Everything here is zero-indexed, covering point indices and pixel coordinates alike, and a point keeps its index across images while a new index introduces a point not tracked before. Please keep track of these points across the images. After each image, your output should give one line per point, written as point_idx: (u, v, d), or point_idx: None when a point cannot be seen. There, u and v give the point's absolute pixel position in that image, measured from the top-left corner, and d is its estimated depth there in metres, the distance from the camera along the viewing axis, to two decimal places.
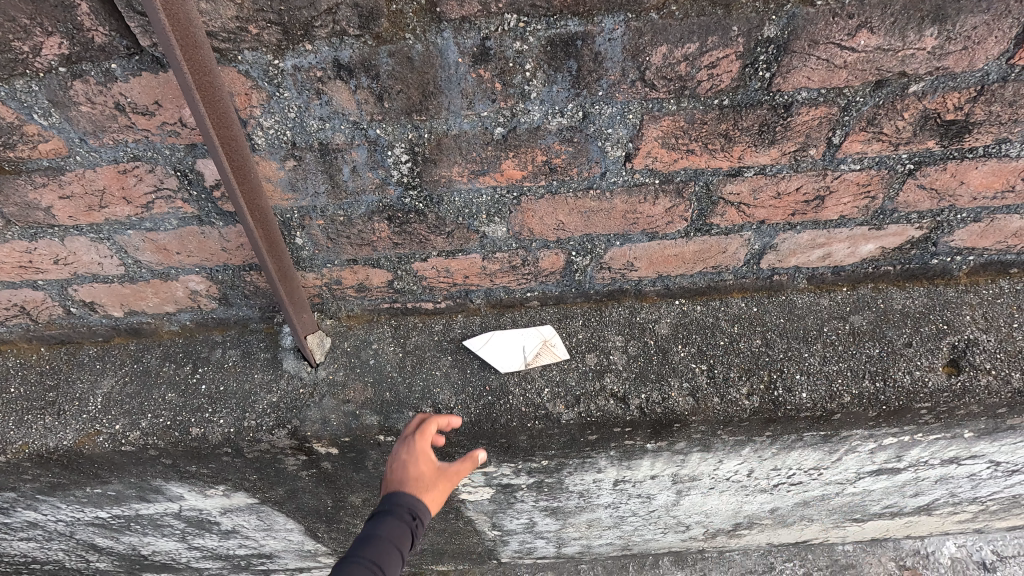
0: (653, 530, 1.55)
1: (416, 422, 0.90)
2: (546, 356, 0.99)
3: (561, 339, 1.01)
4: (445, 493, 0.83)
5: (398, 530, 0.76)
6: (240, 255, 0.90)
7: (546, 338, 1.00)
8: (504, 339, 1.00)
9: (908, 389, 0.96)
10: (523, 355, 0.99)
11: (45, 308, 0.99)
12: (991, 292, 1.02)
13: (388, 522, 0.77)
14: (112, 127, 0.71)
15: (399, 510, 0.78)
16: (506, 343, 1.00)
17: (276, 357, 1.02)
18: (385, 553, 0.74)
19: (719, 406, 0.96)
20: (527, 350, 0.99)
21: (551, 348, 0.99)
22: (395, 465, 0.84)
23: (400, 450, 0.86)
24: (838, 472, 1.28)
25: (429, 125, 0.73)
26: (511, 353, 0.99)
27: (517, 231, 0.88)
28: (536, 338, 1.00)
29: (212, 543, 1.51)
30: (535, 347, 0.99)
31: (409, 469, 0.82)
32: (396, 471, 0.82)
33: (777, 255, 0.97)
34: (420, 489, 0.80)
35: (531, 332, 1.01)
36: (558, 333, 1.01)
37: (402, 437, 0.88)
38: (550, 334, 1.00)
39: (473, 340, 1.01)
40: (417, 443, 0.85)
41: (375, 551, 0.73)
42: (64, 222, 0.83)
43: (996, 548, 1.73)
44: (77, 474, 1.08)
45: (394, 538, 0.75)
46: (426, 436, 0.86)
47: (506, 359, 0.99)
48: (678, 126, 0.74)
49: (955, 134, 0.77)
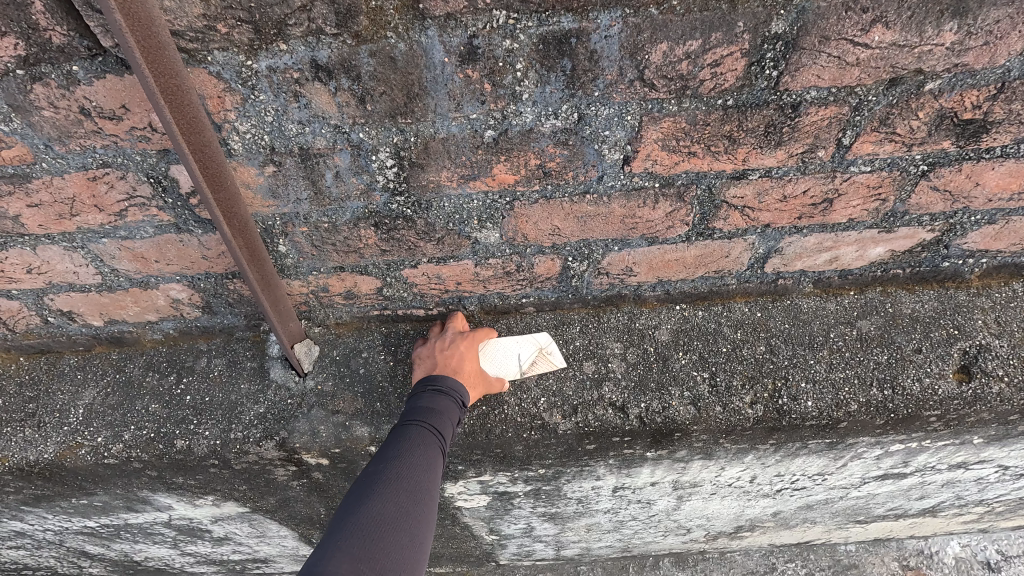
0: (654, 533, 1.52)
1: (464, 323, 0.97)
2: (543, 365, 0.96)
3: (557, 346, 0.97)
4: (482, 390, 0.92)
5: (450, 408, 0.87)
6: (221, 263, 0.86)
7: (541, 347, 0.96)
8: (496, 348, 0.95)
9: (917, 397, 0.93)
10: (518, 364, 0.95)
11: (21, 317, 0.95)
12: (1004, 296, 0.99)
13: (443, 399, 0.86)
14: (78, 132, 0.67)
15: (452, 392, 0.87)
16: (500, 353, 0.95)
17: (263, 367, 0.99)
18: (440, 424, 0.84)
19: (721, 415, 0.92)
20: (523, 358, 0.96)
21: (547, 356, 0.96)
22: (446, 352, 0.91)
23: (448, 341, 0.93)
24: (843, 477, 1.25)
25: (415, 128, 0.68)
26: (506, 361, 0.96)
27: (510, 236, 0.84)
28: (530, 347, 0.96)
29: (205, 549, 1.49)
30: (530, 355, 0.96)
31: (461, 359, 0.90)
32: (447, 357, 0.91)
33: (783, 259, 0.93)
34: (466, 379, 0.89)
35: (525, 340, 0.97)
36: (555, 340, 0.98)
37: (450, 331, 0.95)
38: (545, 341, 0.97)
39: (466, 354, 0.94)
40: (469, 340, 0.93)
41: (433, 421, 0.84)
42: (35, 231, 0.79)
43: (1000, 547, 1.70)
44: (61, 487, 1.05)
45: (448, 414, 0.86)
46: (476, 338, 0.94)
47: (500, 369, 0.94)
48: (679, 127, 0.70)
49: (973, 133, 0.73)
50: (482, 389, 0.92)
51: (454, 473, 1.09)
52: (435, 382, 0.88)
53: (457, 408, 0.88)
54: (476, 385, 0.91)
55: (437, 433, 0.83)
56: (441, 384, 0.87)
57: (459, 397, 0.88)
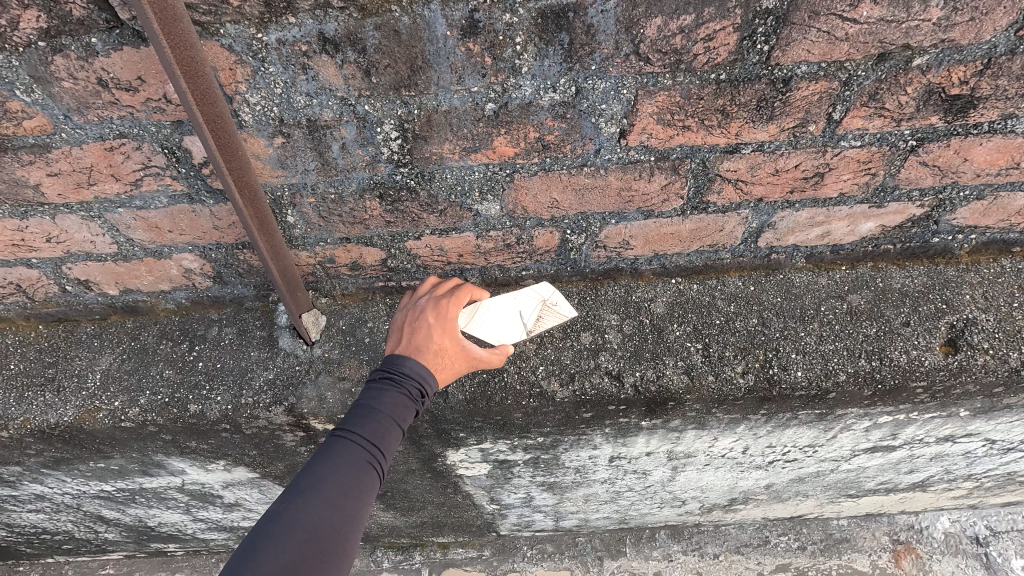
0: (649, 504, 1.57)
1: (444, 288, 0.91)
2: (547, 320, 0.96)
3: (559, 300, 0.98)
4: (459, 364, 0.86)
5: (401, 404, 0.80)
6: (231, 233, 0.89)
7: (544, 299, 0.97)
8: (496, 308, 0.94)
9: (904, 367, 0.96)
10: (525, 320, 0.94)
11: (40, 286, 0.99)
12: (992, 271, 1.01)
13: (391, 394, 0.80)
14: (96, 103, 0.70)
15: (408, 378, 0.82)
16: (501, 316, 0.93)
17: (272, 335, 1.03)
18: (384, 428, 0.77)
19: (714, 384, 0.95)
20: (526, 316, 0.95)
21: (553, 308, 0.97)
22: (412, 324, 0.86)
23: (421, 310, 0.87)
24: (834, 450, 1.29)
25: (418, 100, 0.71)
26: (510, 319, 0.94)
27: (510, 209, 0.86)
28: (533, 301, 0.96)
29: (216, 515, 1.54)
30: (535, 310, 0.96)
31: (427, 333, 0.84)
32: (412, 332, 0.85)
33: (775, 234, 0.95)
34: (433, 356, 0.83)
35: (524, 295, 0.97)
36: (555, 294, 0.98)
37: (427, 299, 0.89)
38: (547, 298, 0.97)
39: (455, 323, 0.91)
40: (439, 307, 0.86)
41: (377, 423, 0.77)
42: (54, 200, 0.82)
43: (989, 523, 1.74)
44: (80, 449, 1.10)
45: (397, 412, 0.79)
46: (449, 306, 0.86)
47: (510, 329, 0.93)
48: (674, 101, 0.72)
49: (960, 109, 0.75)
50: (457, 363, 0.86)
51: (456, 440, 1.13)
52: (391, 366, 0.83)
53: (410, 402, 0.81)
54: (446, 362, 0.84)
55: (380, 437, 0.77)
56: (397, 367, 0.82)
57: (417, 391, 0.82)
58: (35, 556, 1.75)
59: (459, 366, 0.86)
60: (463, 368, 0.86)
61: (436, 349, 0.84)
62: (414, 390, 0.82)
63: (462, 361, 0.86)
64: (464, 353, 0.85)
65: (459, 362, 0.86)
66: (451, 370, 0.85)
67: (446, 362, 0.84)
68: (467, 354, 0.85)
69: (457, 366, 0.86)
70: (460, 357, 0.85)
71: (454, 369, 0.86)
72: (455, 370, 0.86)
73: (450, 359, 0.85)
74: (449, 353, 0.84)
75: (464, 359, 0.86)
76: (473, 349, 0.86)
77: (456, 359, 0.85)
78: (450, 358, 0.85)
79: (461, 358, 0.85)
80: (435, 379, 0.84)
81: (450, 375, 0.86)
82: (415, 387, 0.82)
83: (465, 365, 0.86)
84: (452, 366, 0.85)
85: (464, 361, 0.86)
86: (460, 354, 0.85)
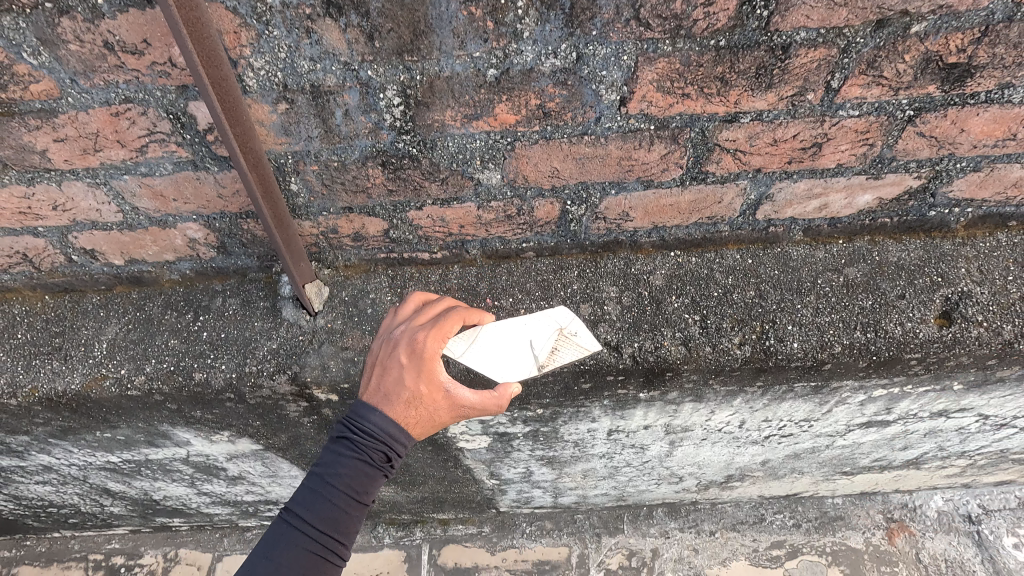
0: (647, 480, 1.59)
1: (427, 316, 0.87)
2: (560, 351, 0.94)
3: (578, 330, 0.95)
4: (442, 410, 0.84)
5: (360, 473, 0.82)
6: (235, 201, 0.90)
7: (562, 328, 0.95)
8: (508, 334, 0.94)
9: (898, 339, 0.97)
10: (534, 353, 0.92)
11: (46, 255, 1.00)
12: (988, 245, 1.02)
13: (351, 462, 0.82)
14: (102, 66, 0.71)
15: (374, 440, 0.83)
16: (510, 347, 0.93)
17: (275, 306, 1.04)
18: (342, 500, 0.81)
19: (710, 355, 0.97)
20: (537, 348, 0.93)
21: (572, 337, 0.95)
22: (388, 363, 0.84)
23: (395, 346, 0.85)
24: (829, 424, 1.31)
25: (420, 66, 0.72)
26: (520, 350, 0.93)
27: (512, 178, 0.87)
28: (550, 329, 0.95)
29: (220, 488, 1.56)
30: (552, 339, 0.94)
31: (404, 377, 0.83)
32: (386, 374, 0.84)
33: (773, 206, 0.96)
34: (406, 406, 0.83)
35: (541, 322, 0.96)
36: (575, 324, 0.95)
37: (403, 332, 0.86)
38: (563, 329, 0.95)
39: (458, 348, 0.91)
40: (413, 346, 0.83)
41: (334, 496, 0.81)
42: (60, 166, 0.83)
43: (982, 502, 1.74)
44: (86, 418, 1.12)
45: (355, 482, 0.82)
46: (421, 345, 0.83)
47: (521, 359, 0.91)
48: (673, 68, 0.73)
49: (958, 78, 0.76)
50: (439, 407, 0.84)
51: None
52: (358, 421, 0.84)
53: (373, 467, 0.83)
54: (424, 408, 0.83)
55: (338, 512, 0.81)
56: (365, 422, 0.83)
57: (381, 457, 0.83)
58: (42, 530, 1.77)
59: (442, 411, 0.84)
60: (445, 412, 0.85)
61: (409, 397, 0.83)
62: (380, 452, 0.83)
63: (441, 404, 0.84)
64: (444, 397, 0.84)
65: (439, 405, 0.84)
66: (434, 414, 0.84)
67: (423, 409, 0.83)
68: (445, 398, 0.84)
69: (438, 411, 0.84)
70: (438, 402, 0.84)
71: (435, 415, 0.85)
72: (438, 414, 0.85)
73: (429, 405, 0.83)
74: (425, 399, 0.83)
75: (444, 404, 0.84)
76: (453, 393, 0.84)
77: (435, 404, 0.84)
78: (426, 403, 0.83)
79: (439, 402, 0.84)
80: (412, 427, 0.84)
81: (434, 420, 0.85)
82: (379, 451, 0.83)
83: (446, 409, 0.85)
84: (433, 412, 0.84)
85: (444, 405, 0.84)
86: (437, 398, 0.83)
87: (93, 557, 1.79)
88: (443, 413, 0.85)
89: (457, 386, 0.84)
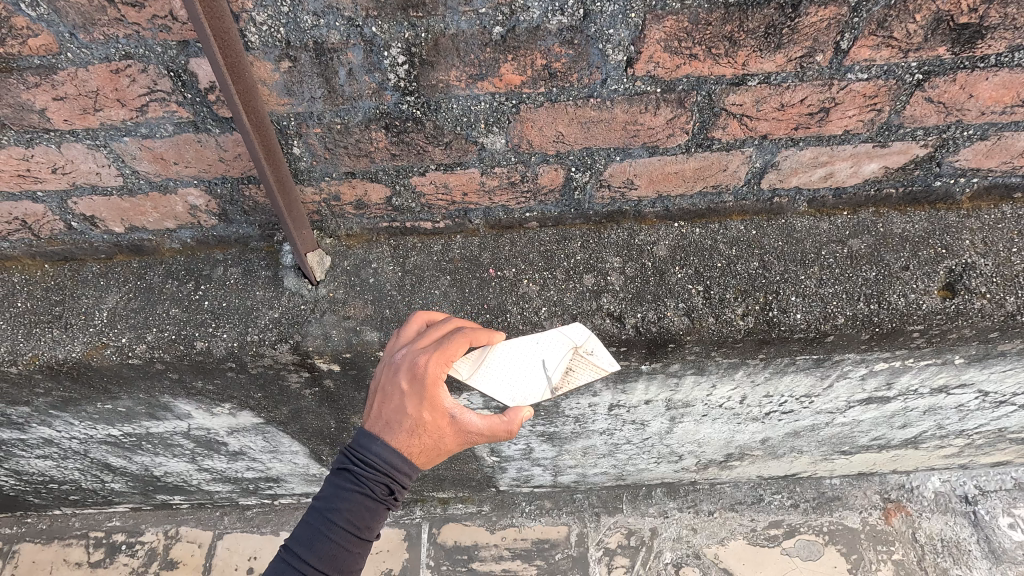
0: (646, 459, 1.59)
1: (430, 338, 0.85)
2: (574, 365, 0.95)
3: (593, 347, 0.95)
4: (447, 438, 0.84)
5: (361, 507, 0.81)
6: (237, 166, 0.90)
7: (577, 347, 0.94)
8: (521, 355, 0.94)
9: (901, 310, 0.96)
10: (547, 376, 0.94)
11: (45, 222, 1.00)
12: (993, 217, 1.02)
13: (352, 496, 0.81)
14: (102, 20, 0.71)
15: (378, 472, 0.82)
16: (523, 368, 0.94)
17: (277, 276, 1.03)
18: (342, 536, 0.80)
19: (714, 326, 0.96)
20: (550, 369, 0.94)
21: (587, 355, 0.95)
22: (389, 388, 0.83)
23: (395, 376, 0.83)
24: (829, 400, 1.31)
25: (425, 23, 0.72)
26: (532, 370, 0.94)
27: (516, 143, 0.87)
28: (565, 348, 0.95)
29: (220, 465, 1.56)
30: (566, 359, 0.95)
31: (407, 404, 0.82)
32: (387, 399, 0.83)
33: (779, 175, 0.96)
34: (410, 438, 0.82)
35: (555, 341, 0.95)
36: (592, 340, 0.94)
37: (404, 359, 0.84)
38: (578, 348, 0.94)
39: (465, 370, 0.93)
40: (414, 374, 0.81)
41: (334, 532, 0.80)
42: (60, 126, 0.83)
43: (978, 483, 1.75)
44: (87, 389, 1.11)
45: (356, 517, 0.81)
46: (423, 377, 0.81)
47: (534, 381, 0.94)
48: (681, 27, 0.73)
49: (968, 40, 0.77)
50: (444, 435, 0.84)
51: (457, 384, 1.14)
52: (359, 452, 0.83)
53: (374, 500, 0.82)
54: (430, 437, 0.83)
55: (339, 548, 0.80)
56: (367, 454, 0.82)
57: (384, 491, 0.82)
58: (42, 507, 1.78)
59: (448, 437, 0.84)
60: (450, 439, 0.85)
61: (412, 429, 0.82)
62: (383, 487, 0.82)
63: (447, 431, 0.84)
64: (449, 426, 0.83)
65: (444, 433, 0.84)
66: (439, 442, 0.84)
67: (427, 439, 0.83)
68: (450, 426, 0.84)
69: (443, 439, 0.84)
70: (444, 430, 0.84)
71: (440, 443, 0.85)
72: (443, 442, 0.85)
73: (434, 435, 0.83)
74: (429, 429, 0.83)
75: (449, 430, 0.84)
76: (458, 421, 0.83)
77: (439, 432, 0.84)
78: (431, 433, 0.83)
79: (445, 431, 0.84)
80: (418, 456, 0.84)
81: (439, 447, 0.85)
82: (383, 486, 0.82)
83: (451, 437, 0.84)
84: (437, 440, 0.84)
85: (449, 432, 0.84)
86: (442, 427, 0.83)
87: (93, 535, 1.79)
88: (448, 439, 0.85)
89: (462, 415, 0.84)
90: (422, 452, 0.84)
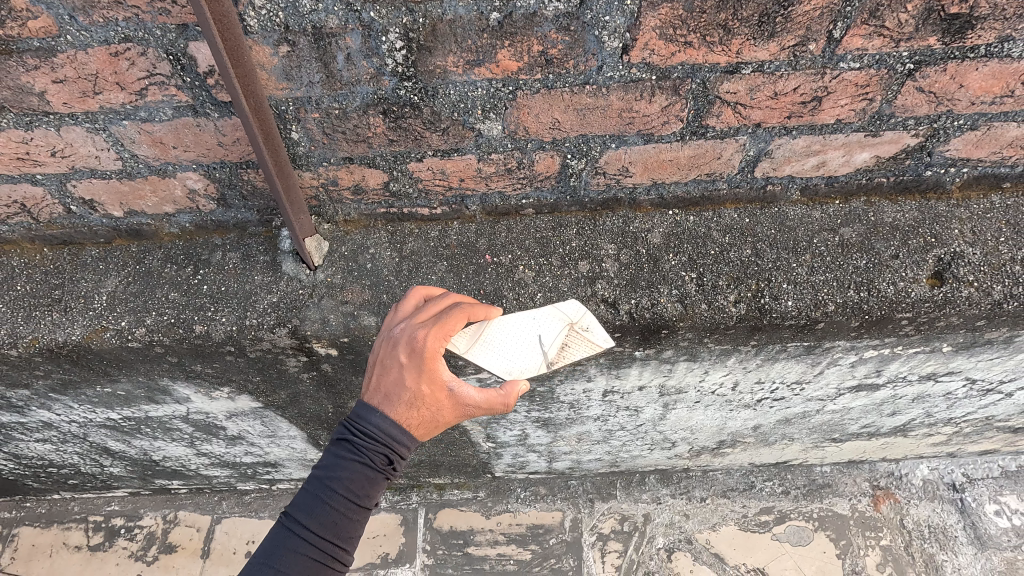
0: (640, 445, 1.62)
1: (428, 312, 0.86)
2: (570, 346, 0.95)
3: (588, 325, 0.95)
4: (445, 410, 0.86)
5: (361, 476, 0.82)
6: (236, 151, 0.90)
7: (572, 323, 0.96)
8: (518, 330, 0.95)
9: (891, 298, 0.98)
10: (543, 350, 0.94)
11: (45, 206, 1.00)
12: (981, 207, 1.04)
13: (352, 465, 0.82)
14: (101, 2, 0.72)
15: (378, 442, 0.84)
16: (520, 343, 0.95)
17: (274, 260, 1.04)
18: (342, 503, 0.82)
19: (706, 312, 0.97)
20: (546, 344, 0.95)
21: (583, 332, 0.96)
22: (388, 361, 0.84)
23: (394, 348, 0.84)
24: (819, 388, 1.33)
25: (423, 8, 0.73)
26: (529, 345, 0.95)
27: (512, 129, 0.88)
28: (560, 324, 0.96)
29: (218, 449, 1.57)
30: (561, 335, 0.96)
31: (406, 376, 0.83)
32: (386, 372, 0.85)
33: (771, 163, 0.97)
34: (409, 409, 0.84)
35: (550, 317, 0.96)
36: (587, 316, 0.96)
37: (403, 331, 0.85)
38: (573, 324, 0.96)
39: (463, 344, 0.93)
40: (413, 347, 0.83)
41: (334, 500, 0.81)
42: (59, 109, 0.84)
43: (966, 471, 1.77)
44: (86, 371, 1.12)
45: (356, 485, 0.82)
46: (422, 349, 0.82)
47: (531, 355, 0.94)
48: (676, 14, 0.74)
49: (958, 30, 0.78)
50: (443, 407, 0.85)
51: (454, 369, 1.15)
52: (359, 422, 0.84)
53: (374, 470, 0.83)
54: (428, 408, 0.85)
55: (338, 515, 0.81)
56: (366, 424, 0.84)
57: (383, 460, 0.84)
58: (42, 491, 1.79)
59: (447, 408, 0.86)
60: (448, 411, 0.86)
61: (411, 400, 0.84)
62: (382, 456, 0.84)
63: (445, 403, 0.85)
64: (447, 398, 0.85)
65: (443, 405, 0.85)
66: (438, 414, 0.86)
67: (426, 410, 0.85)
68: (448, 399, 0.85)
69: (441, 411, 0.86)
70: (442, 401, 0.85)
71: (439, 415, 0.86)
72: (442, 414, 0.86)
73: (432, 406, 0.85)
74: (428, 401, 0.84)
75: (447, 402, 0.85)
76: (457, 393, 0.85)
77: (438, 404, 0.85)
78: (429, 404, 0.85)
79: (443, 403, 0.85)
80: (416, 427, 0.85)
81: (439, 419, 0.87)
82: (382, 455, 0.84)
83: (449, 409, 0.86)
84: (436, 412, 0.86)
85: (448, 404, 0.85)
86: (439, 398, 0.85)
87: (93, 519, 1.80)
88: (447, 411, 0.86)
89: (460, 388, 0.85)
90: (420, 422, 0.85)
